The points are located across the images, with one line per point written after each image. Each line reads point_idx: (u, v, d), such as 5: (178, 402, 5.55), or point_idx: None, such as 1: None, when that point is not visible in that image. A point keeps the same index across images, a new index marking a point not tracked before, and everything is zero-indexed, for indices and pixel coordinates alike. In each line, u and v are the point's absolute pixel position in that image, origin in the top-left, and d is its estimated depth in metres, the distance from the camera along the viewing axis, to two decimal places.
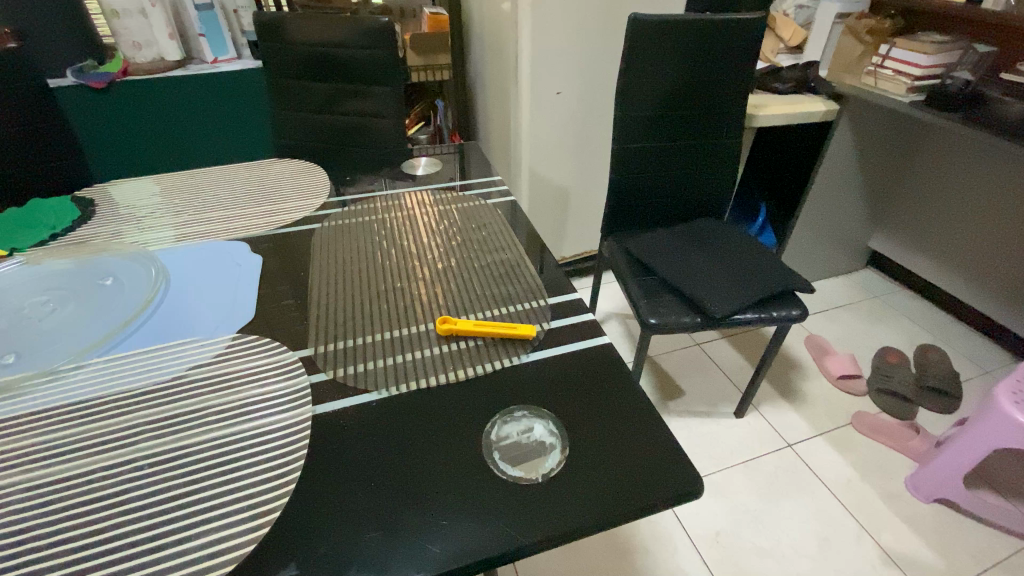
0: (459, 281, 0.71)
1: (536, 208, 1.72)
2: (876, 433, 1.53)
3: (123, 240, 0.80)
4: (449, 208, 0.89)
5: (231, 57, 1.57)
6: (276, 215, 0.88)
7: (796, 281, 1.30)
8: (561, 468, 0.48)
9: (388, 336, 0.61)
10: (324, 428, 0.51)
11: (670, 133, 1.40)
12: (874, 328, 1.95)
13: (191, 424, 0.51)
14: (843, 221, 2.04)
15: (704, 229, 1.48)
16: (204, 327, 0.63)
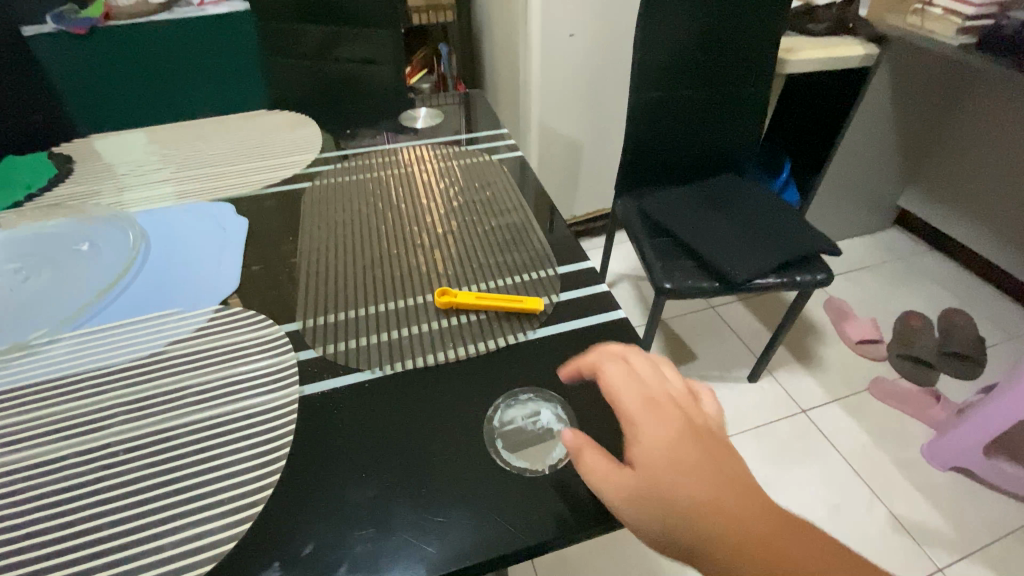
0: (461, 247, 0.65)
1: (545, 163, 1.63)
2: (894, 400, 1.49)
3: (101, 201, 0.75)
4: (449, 165, 0.81)
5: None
6: (263, 172, 0.81)
7: (822, 244, 1.22)
8: (569, 459, 0.44)
9: (383, 308, 0.56)
10: (311, 412, 0.47)
11: (692, 80, 1.29)
12: (897, 291, 1.86)
13: (169, 406, 0.47)
14: (872, 177, 1.92)
15: (725, 187, 1.39)
16: (185, 297, 0.59)
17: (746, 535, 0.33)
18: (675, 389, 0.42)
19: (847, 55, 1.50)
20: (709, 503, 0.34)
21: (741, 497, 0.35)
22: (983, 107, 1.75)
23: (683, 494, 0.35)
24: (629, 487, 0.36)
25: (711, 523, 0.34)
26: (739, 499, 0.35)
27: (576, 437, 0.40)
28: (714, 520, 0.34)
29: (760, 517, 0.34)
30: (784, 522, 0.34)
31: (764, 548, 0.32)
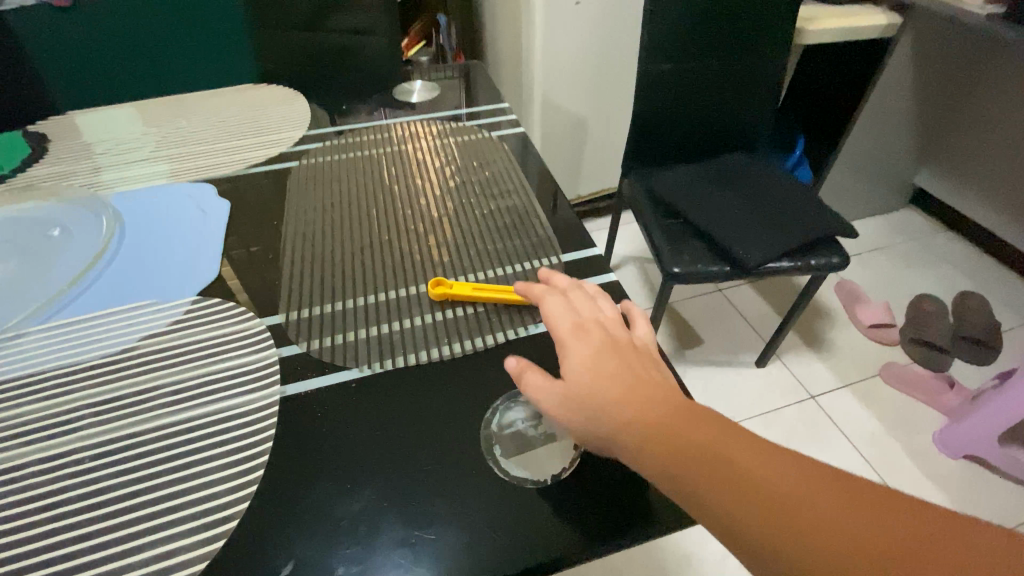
0: (457, 232, 0.60)
1: (549, 140, 1.57)
2: (906, 386, 1.45)
3: (78, 182, 0.71)
4: (446, 142, 0.76)
5: None
6: (248, 150, 0.76)
7: (838, 226, 1.16)
8: (575, 468, 0.40)
9: (373, 300, 0.52)
10: (294, 414, 0.43)
11: (705, 51, 1.21)
12: (911, 274, 1.80)
13: (140, 408, 0.44)
14: (889, 154, 1.85)
15: (736, 165, 1.33)
16: (161, 287, 0.55)
17: (663, 430, 0.35)
18: (607, 316, 0.45)
19: (869, 24, 1.41)
20: (630, 404, 0.37)
21: (662, 399, 0.37)
22: (1010, 79, 1.66)
23: (608, 398, 0.38)
24: (561, 398, 0.39)
25: (631, 421, 0.36)
26: (660, 400, 0.37)
27: (519, 360, 0.42)
28: (635, 420, 0.36)
29: (677, 410, 0.36)
30: (702, 416, 0.36)
31: (679, 437, 0.34)
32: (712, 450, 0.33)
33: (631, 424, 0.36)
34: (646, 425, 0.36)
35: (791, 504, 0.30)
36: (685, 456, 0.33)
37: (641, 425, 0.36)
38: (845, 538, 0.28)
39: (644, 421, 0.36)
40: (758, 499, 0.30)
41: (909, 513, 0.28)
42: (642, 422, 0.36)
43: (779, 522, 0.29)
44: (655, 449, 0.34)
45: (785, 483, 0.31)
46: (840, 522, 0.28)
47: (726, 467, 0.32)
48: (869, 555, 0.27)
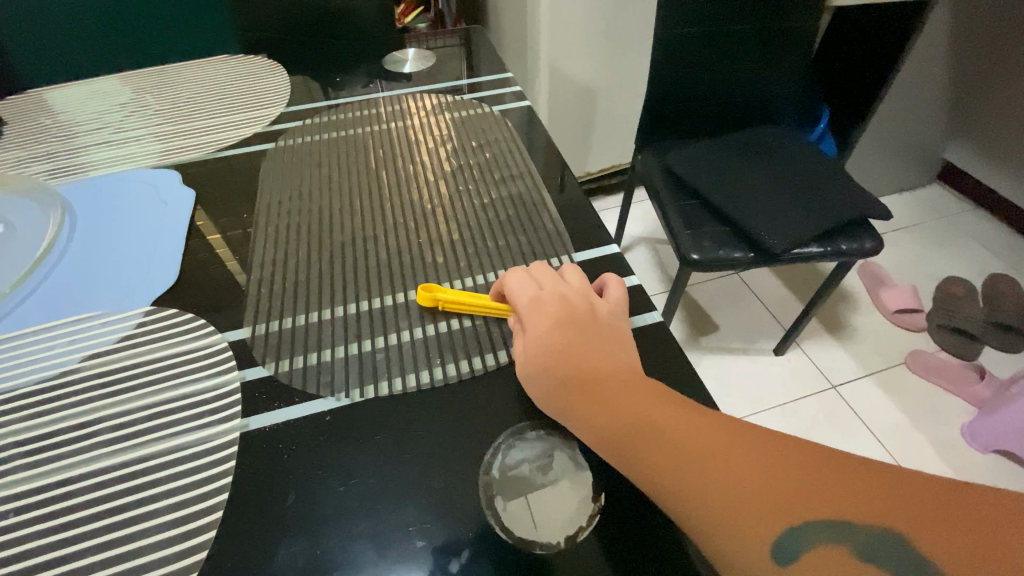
0: (453, 225, 0.52)
1: (555, 114, 1.46)
2: (933, 375, 1.37)
3: (30, 169, 0.63)
4: (441, 119, 0.67)
5: None
6: (220, 131, 0.68)
7: (872, 207, 1.06)
8: (594, 528, 0.33)
9: (353, 310, 0.45)
10: (256, 456, 0.36)
11: (730, 11, 1.09)
12: (938, 255, 1.70)
13: (78, 448, 0.37)
14: (919, 126, 1.72)
15: (760, 140, 1.23)
16: (112, 294, 0.47)
17: (608, 405, 0.35)
18: (574, 283, 0.43)
19: None
20: (581, 377, 0.37)
21: (611, 372, 0.37)
22: None
23: (565, 372, 0.37)
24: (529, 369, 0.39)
25: (579, 395, 0.36)
26: (607, 374, 0.37)
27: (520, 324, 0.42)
28: (584, 392, 0.36)
29: (622, 384, 0.36)
30: (646, 389, 0.36)
31: (624, 411, 0.34)
32: (654, 423, 0.34)
33: (578, 397, 0.36)
34: (592, 399, 0.36)
35: (725, 472, 0.31)
36: (627, 429, 0.34)
37: (587, 398, 0.36)
38: (770, 498, 0.29)
39: (591, 395, 0.36)
40: (693, 470, 0.31)
41: (828, 473, 0.30)
42: (589, 396, 0.36)
43: (714, 491, 0.30)
44: (599, 424, 0.35)
45: (721, 451, 0.32)
46: (767, 484, 0.30)
47: (667, 440, 0.33)
48: (790, 515, 0.29)
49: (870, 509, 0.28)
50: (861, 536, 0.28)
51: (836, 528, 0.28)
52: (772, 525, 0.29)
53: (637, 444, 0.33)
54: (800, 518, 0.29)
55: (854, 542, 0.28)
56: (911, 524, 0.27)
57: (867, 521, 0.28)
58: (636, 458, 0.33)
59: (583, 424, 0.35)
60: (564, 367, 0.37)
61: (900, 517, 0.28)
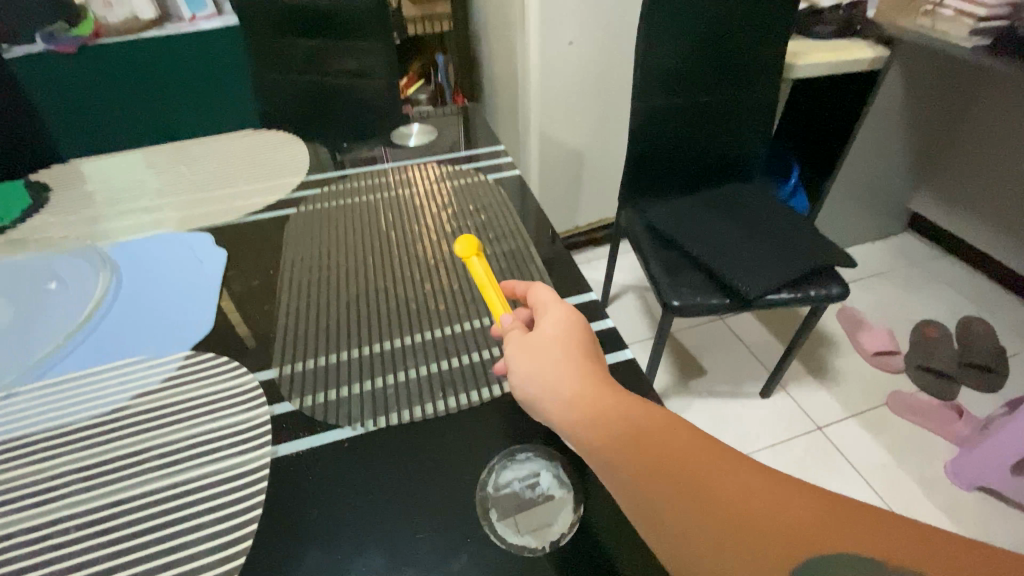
0: (453, 277, 0.60)
1: (546, 174, 1.58)
2: (915, 415, 1.41)
3: (78, 232, 0.71)
4: (443, 186, 0.77)
5: (212, 14, 1.16)
6: (248, 197, 0.77)
7: (837, 256, 1.16)
8: (574, 533, 0.39)
9: (368, 352, 0.52)
10: (283, 478, 0.42)
11: (698, 86, 1.24)
12: (912, 299, 1.79)
13: (130, 473, 0.43)
14: (883, 180, 1.86)
15: (733, 197, 1.34)
16: (156, 340, 0.54)
17: (621, 429, 0.39)
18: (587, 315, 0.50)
19: (859, 57, 1.45)
20: (583, 389, 0.41)
21: (619, 395, 0.41)
22: (999, 107, 1.68)
23: (563, 376, 0.42)
24: (529, 363, 0.43)
25: (583, 408, 0.40)
26: (623, 402, 0.41)
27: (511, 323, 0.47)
28: (580, 400, 0.41)
29: (639, 413, 0.40)
30: (665, 421, 0.40)
31: (638, 438, 0.38)
32: (672, 455, 0.37)
33: (576, 406, 0.41)
34: (605, 421, 0.40)
35: (735, 502, 0.35)
36: (643, 456, 0.38)
37: (595, 417, 0.40)
38: (785, 531, 0.33)
39: (596, 411, 0.40)
40: (704, 499, 0.35)
41: (849, 518, 0.34)
42: (597, 414, 0.40)
43: (723, 519, 0.34)
44: (612, 447, 0.38)
45: (736, 487, 0.36)
46: (786, 519, 0.34)
47: (681, 471, 0.37)
48: (808, 546, 0.33)
49: (892, 552, 0.32)
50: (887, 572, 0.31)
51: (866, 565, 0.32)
52: (786, 555, 0.33)
53: (648, 470, 0.37)
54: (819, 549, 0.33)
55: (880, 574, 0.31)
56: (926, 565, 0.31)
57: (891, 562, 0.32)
58: (645, 481, 0.37)
59: (587, 440, 0.39)
60: (568, 376, 0.42)
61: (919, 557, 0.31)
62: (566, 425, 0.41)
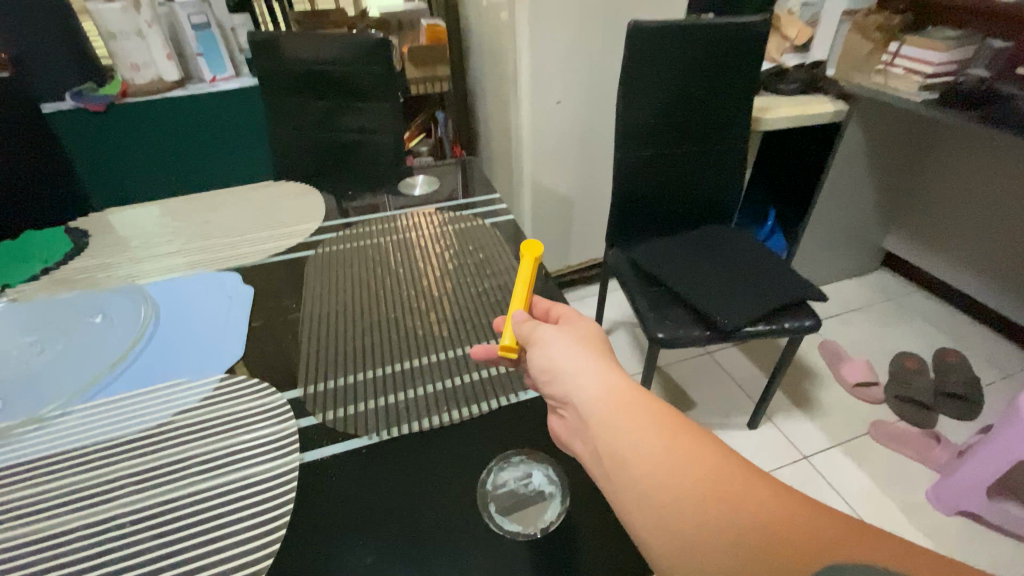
0: (456, 308, 0.69)
1: (539, 217, 1.70)
2: (895, 443, 1.47)
3: (117, 272, 0.80)
4: (445, 230, 0.86)
5: (229, 74, 1.62)
6: (270, 241, 0.86)
7: (808, 291, 1.25)
8: (562, 521, 0.45)
9: (382, 373, 0.59)
10: (311, 480, 0.49)
11: (674, 138, 1.36)
12: (889, 332, 1.87)
13: (176, 477, 0.49)
14: (856, 222, 1.94)
15: (711, 237, 1.44)
16: (194, 366, 0.62)
17: (637, 424, 0.41)
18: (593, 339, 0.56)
19: (820, 110, 1.56)
20: (603, 376, 0.45)
21: (638, 392, 0.44)
22: (953, 154, 1.81)
23: (585, 361, 0.46)
24: (558, 345, 0.48)
25: (603, 395, 0.43)
26: (640, 401, 0.43)
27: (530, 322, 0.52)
28: (600, 383, 0.44)
29: (655, 415, 0.42)
30: (682, 427, 0.42)
31: (652, 435, 0.41)
32: (684, 457, 0.39)
33: (596, 390, 0.44)
34: (621, 415, 0.42)
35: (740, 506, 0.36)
36: (655, 453, 0.40)
37: (612, 407, 0.43)
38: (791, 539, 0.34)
39: (614, 400, 0.43)
40: (710, 499, 0.37)
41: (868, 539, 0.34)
42: (613, 405, 0.43)
43: (725, 519, 0.36)
44: (626, 440, 0.41)
45: (746, 495, 0.37)
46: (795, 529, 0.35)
47: (691, 472, 0.39)
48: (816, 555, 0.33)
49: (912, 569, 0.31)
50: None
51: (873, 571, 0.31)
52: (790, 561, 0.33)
53: (659, 463, 0.39)
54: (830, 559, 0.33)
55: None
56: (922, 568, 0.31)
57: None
58: (655, 474, 0.39)
59: (602, 426, 0.42)
60: (591, 365, 0.46)
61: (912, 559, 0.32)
62: (585, 404, 0.44)
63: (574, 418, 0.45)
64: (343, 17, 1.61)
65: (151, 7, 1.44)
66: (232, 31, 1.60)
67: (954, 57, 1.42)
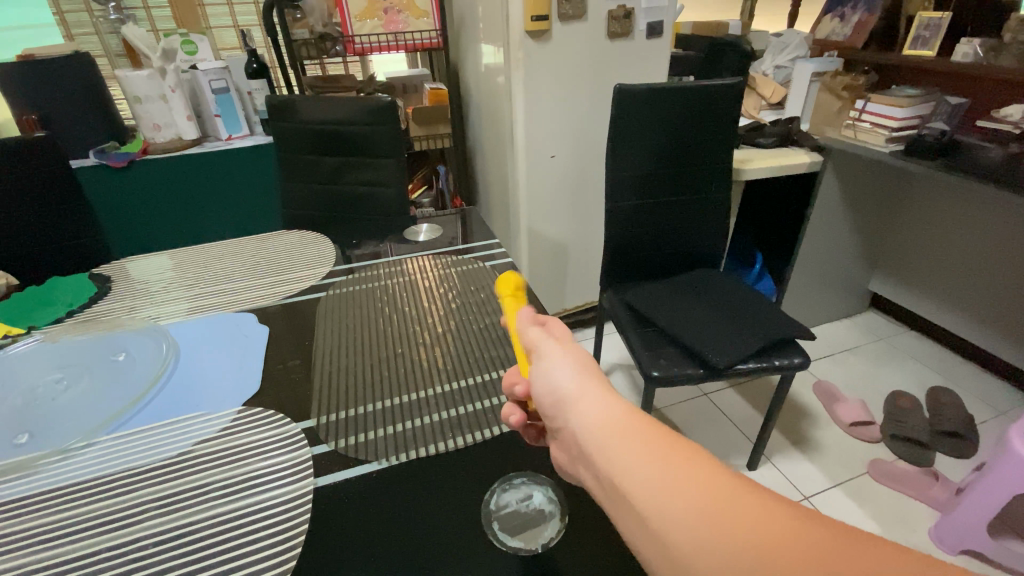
0: (459, 343, 0.73)
1: (535, 263, 1.77)
2: (894, 482, 1.47)
3: (138, 314, 0.85)
4: (449, 272, 0.92)
5: (244, 133, 1.75)
6: (284, 285, 0.92)
7: (795, 330, 1.29)
8: (561, 537, 0.48)
9: (390, 404, 0.63)
10: (324, 502, 0.52)
11: (661, 188, 1.45)
12: (882, 371, 1.90)
13: (197, 501, 0.52)
14: (842, 265, 2.01)
15: (701, 279, 1.51)
16: (213, 399, 0.66)
17: (630, 440, 0.36)
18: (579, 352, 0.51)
19: (796, 161, 1.66)
20: (603, 401, 0.40)
21: (632, 409, 0.39)
22: (926, 200, 1.91)
23: (576, 373, 0.43)
24: (549, 357, 0.45)
25: (592, 412, 0.39)
26: (634, 419, 0.38)
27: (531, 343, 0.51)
28: (591, 395, 0.41)
29: (650, 431, 0.37)
30: (681, 445, 0.36)
31: (647, 454, 0.35)
32: (682, 473, 0.33)
33: (595, 414, 0.39)
34: (612, 432, 0.37)
35: (748, 527, 0.29)
36: (649, 470, 0.34)
37: (602, 424, 0.38)
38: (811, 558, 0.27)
39: (606, 418, 0.39)
40: (711, 519, 0.30)
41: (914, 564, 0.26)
42: (603, 421, 0.38)
43: (731, 543, 0.29)
44: (617, 458, 0.36)
45: (759, 512, 0.30)
46: (816, 550, 0.27)
47: (690, 490, 0.32)
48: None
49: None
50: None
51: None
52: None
53: (653, 481, 0.33)
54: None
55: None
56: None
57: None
58: (650, 493, 0.33)
59: (592, 443, 0.38)
60: (585, 386, 0.42)
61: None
62: (577, 419, 0.40)
63: (569, 439, 0.41)
64: (353, 81, 1.75)
65: (176, 74, 1.58)
66: (249, 95, 1.74)
67: (915, 111, 1.52)
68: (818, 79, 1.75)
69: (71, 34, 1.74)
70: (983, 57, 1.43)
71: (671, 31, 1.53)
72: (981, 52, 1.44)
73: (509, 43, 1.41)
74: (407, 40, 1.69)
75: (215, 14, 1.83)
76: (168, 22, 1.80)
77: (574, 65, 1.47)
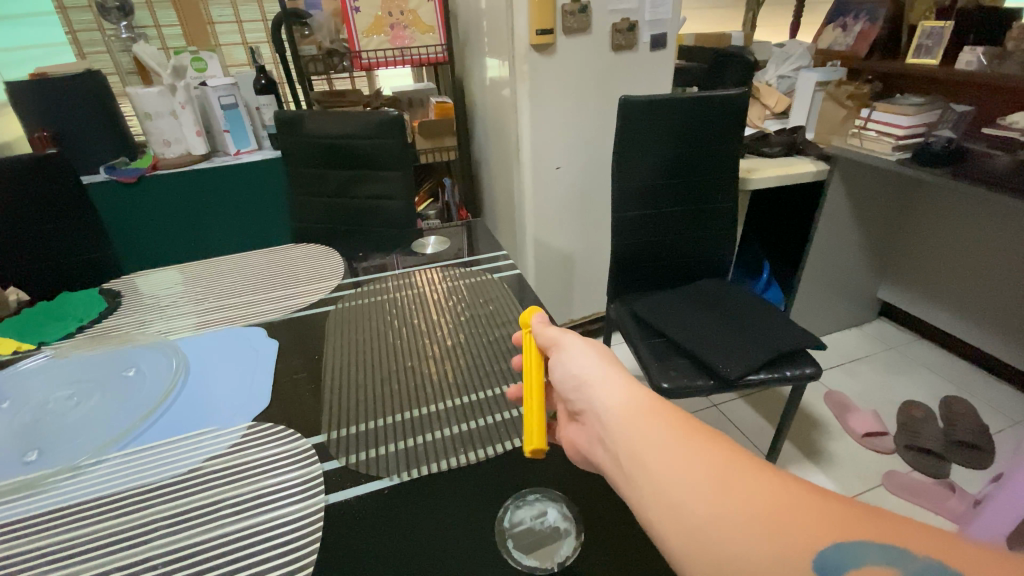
0: (469, 357, 0.73)
1: (541, 275, 1.77)
2: (910, 494, 1.44)
3: (148, 330, 0.85)
4: (457, 285, 0.92)
5: (252, 147, 1.76)
6: (292, 299, 0.92)
7: (805, 340, 1.27)
8: (577, 556, 0.47)
9: (400, 419, 0.62)
10: (335, 520, 0.51)
11: (667, 197, 1.45)
12: (895, 381, 1.87)
13: (207, 520, 0.51)
14: (851, 274, 1.99)
15: (709, 289, 1.49)
16: (221, 415, 0.65)
17: (649, 423, 0.42)
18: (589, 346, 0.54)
19: (803, 170, 1.65)
20: (625, 389, 0.46)
21: (652, 398, 0.45)
22: (933, 207, 1.90)
23: (599, 361, 0.49)
24: (570, 352, 0.51)
25: (615, 400, 0.45)
26: (651, 406, 0.44)
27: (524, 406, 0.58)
28: (615, 383, 0.46)
29: (666, 417, 0.42)
30: (693, 427, 0.41)
31: (665, 435, 0.40)
32: (692, 451, 0.38)
33: (616, 400, 0.45)
34: (635, 417, 0.43)
35: (749, 491, 0.34)
36: (666, 448, 0.39)
37: (626, 410, 0.44)
38: (802, 520, 0.32)
39: (625, 406, 0.44)
40: (720, 486, 0.35)
41: (881, 520, 0.32)
42: (626, 407, 0.44)
43: (732, 508, 0.34)
44: (639, 441, 0.41)
45: (755, 482, 0.35)
46: (809, 511, 0.33)
47: (702, 465, 0.37)
48: (828, 539, 0.31)
49: (924, 548, 0.30)
50: (911, 567, 0.29)
51: (881, 553, 0.30)
52: (802, 543, 0.31)
53: (670, 458, 0.38)
54: (842, 540, 0.31)
55: (904, 570, 0.29)
56: (937, 550, 0.29)
57: (913, 554, 0.30)
58: (667, 468, 0.38)
59: (615, 425, 0.43)
60: (611, 374, 0.48)
61: (920, 542, 0.30)
62: (601, 403, 0.45)
63: (591, 420, 0.46)
64: (359, 96, 1.77)
65: (186, 91, 1.59)
66: (257, 110, 1.76)
67: (922, 119, 1.50)
68: (822, 88, 1.75)
69: (83, 52, 1.78)
70: (987, 65, 1.42)
71: (675, 42, 1.54)
72: (987, 59, 1.43)
73: (515, 57, 1.42)
74: (413, 55, 1.71)
75: (224, 31, 1.87)
76: (179, 40, 1.83)
77: (580, 77, 1.48)
